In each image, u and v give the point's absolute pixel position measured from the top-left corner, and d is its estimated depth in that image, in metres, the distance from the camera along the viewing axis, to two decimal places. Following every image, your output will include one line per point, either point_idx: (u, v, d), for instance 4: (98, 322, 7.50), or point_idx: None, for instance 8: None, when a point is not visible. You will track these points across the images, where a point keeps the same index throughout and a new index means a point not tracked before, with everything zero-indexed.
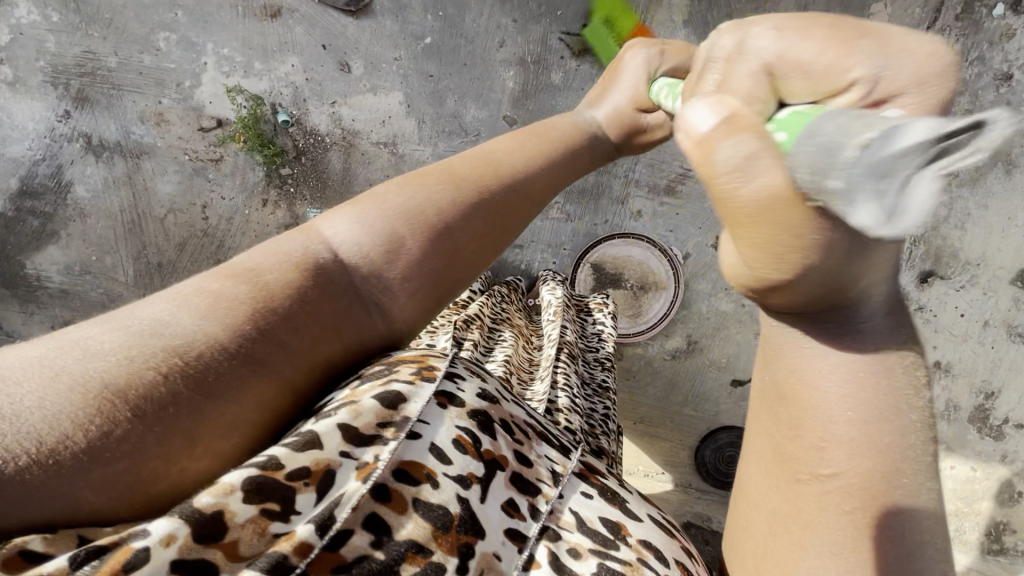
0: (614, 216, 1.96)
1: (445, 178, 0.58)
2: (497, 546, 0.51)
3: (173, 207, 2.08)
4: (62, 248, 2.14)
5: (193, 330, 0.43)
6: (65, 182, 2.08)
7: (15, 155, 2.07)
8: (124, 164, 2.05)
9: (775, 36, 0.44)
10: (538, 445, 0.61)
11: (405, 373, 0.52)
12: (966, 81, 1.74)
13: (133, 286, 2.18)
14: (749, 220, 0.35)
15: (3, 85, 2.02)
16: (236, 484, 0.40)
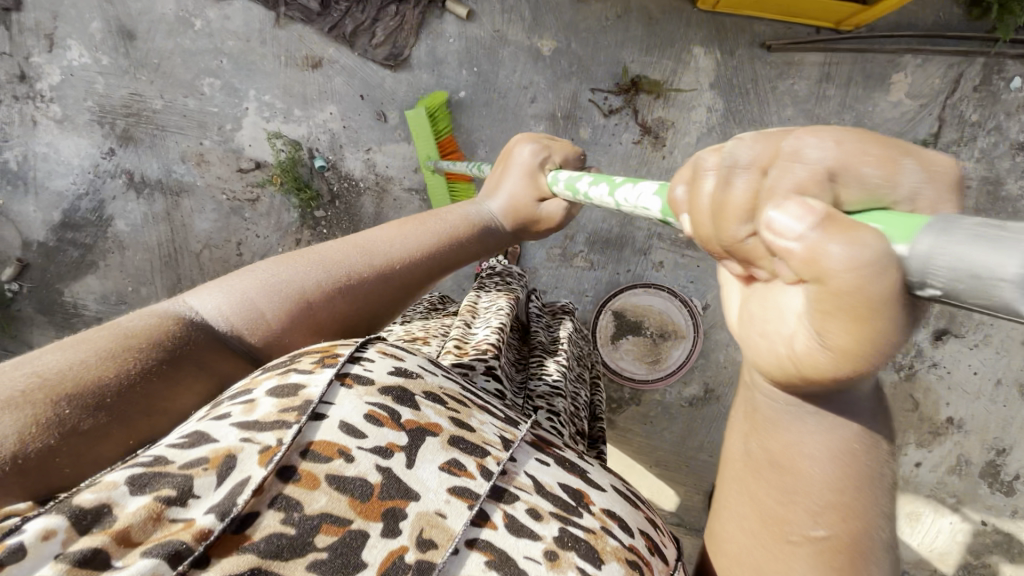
0: (636, 266, 2.01)
1: (320, 263, 0.78)
2: (439, 505, 0.55)
3: (210, 243, 2.15)
4: (99, 278, 2.21)
5: (76, 362, 0.57)
6: (105, 217, 2.15)
7: (59, 189, 2.13)
8: (164, 201, 2.13)
9: (834, 146, 0.38)
10: (479, 415, 0.67)
11: (304, 365, 0.61)
12: (984, 150, 1.80)
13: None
14: (858, 312, 0.35)
15: (51, 122, 2.09)
16: (120, 481, 0.46)
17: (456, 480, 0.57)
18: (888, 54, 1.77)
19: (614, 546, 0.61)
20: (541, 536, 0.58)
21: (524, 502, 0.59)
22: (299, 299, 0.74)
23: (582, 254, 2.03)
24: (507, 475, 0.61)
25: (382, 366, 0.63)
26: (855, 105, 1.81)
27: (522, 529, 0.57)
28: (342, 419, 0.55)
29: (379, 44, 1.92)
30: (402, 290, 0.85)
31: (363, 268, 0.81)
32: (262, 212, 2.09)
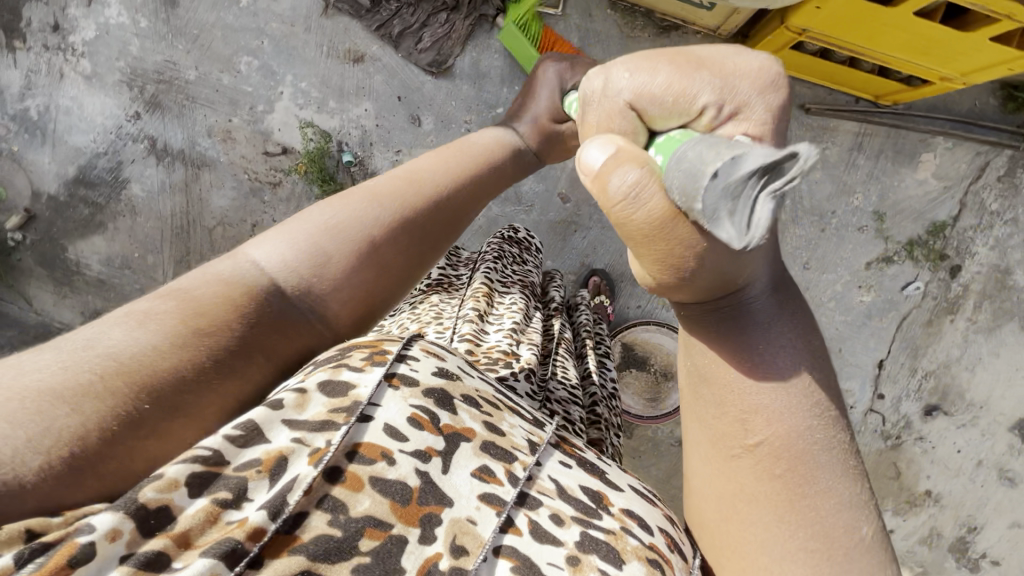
0: (647, 302, 2.05)
1: (370, 197, 0.71)
2: (471, 511, 0.53)
3: (226, 220, 2.12)
4: (106, 240, 2.17)
5: (145, 348, 0.52)
6: (121, 179, 2.11)
7: (78, 144, 2.09)
8: (184, 172, 2.10)
9: (630, 77, 0.58)
10: (509, 417, 0.64)
11: (355, 361, 0.57)
12: (997, 239, 1.86)
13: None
14: (643, 236, 0.46)
15: (79, 77, 2.05)
16: (181, 479, 0.45)
17: (487, 488, 0.55)
18: (921, 133, 1.81)
19: (636, 545, 0.57)
20: (564, 541, 0.54)
21: (547, 507, 0.56)
22: (314, 257, 0.64)
23: None
24: (532, 481, 0.58)
25: (426, 366, 0.60)
26: (882, 177, 1.84)
27: (545, 534, 0.54)
28: (387, 422, 0.53)
29: (424, 49, 1.91)
30: (439, 226, 0.75)
31: (380, 213, 0.70)
32: (283, 199, 2.08)
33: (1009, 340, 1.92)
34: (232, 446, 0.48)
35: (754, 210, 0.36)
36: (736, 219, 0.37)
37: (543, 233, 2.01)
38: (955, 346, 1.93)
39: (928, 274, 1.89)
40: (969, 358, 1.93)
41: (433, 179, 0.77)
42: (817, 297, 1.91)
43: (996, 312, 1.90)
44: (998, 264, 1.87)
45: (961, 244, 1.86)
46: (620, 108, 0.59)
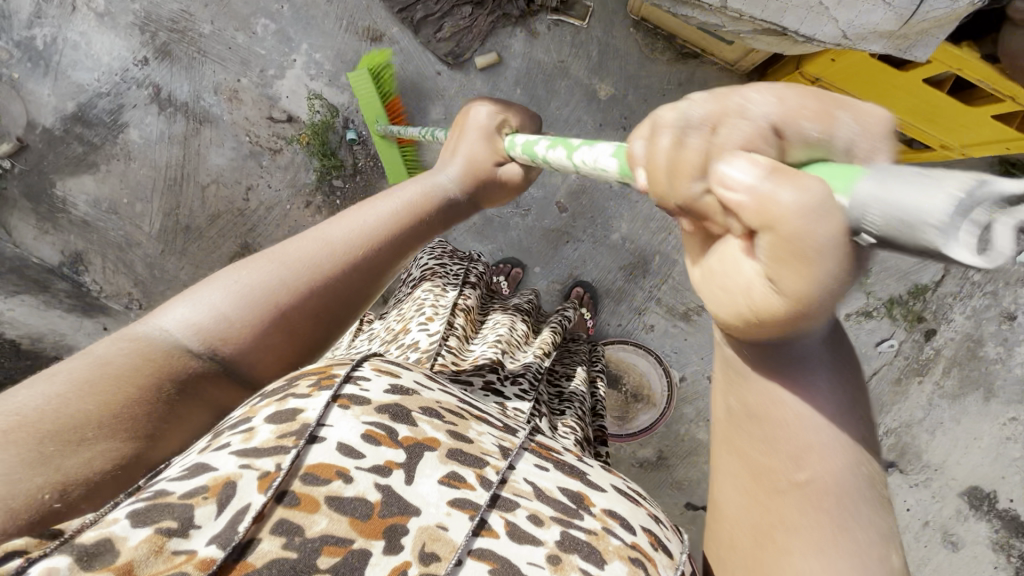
0: (628, 322, 2.04)
1: (277, 264, 0.69)
2: (440, 518, 0.53)
3: (221, 180, 2.10)
4: (96, 182, 2.13)
5: (73, 402, 0.52)
6: (120, 123, 2.08)
7: (81, 81, 2.06)
8: (185, 125, 2.07)
9: (774, 100, 0.43)
10: (478, 425, 0.64)
11: (302, 388, 0.56)
12: (974, 309, 1.89)
13: (154, 239, 2.17)
14: (793, 253, 0.37)
15: (91, 14, 2.02)
16: (120, 517, 0.44)
17: (456, 492, 0.55)
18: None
19: (617, 545, 0.57)
20: (544, 540, 0.55)
21: (524, 509, 0.57)
22: (225, 321, 0.64)
23: None
24: (507, 484, 0.58)
25: (378, 385, 0.59)
26: None
27: (523, 535, 0.55)
28: (339, 440, 0.52)
29: (443, 38, 1.90)
30: (356, 286, 0.74)
31: (288, 280, 0.68)
32: (280, 168, 2.06)
33: (972, 410, 1.95)
34: (178, 480, 0.48)
35: (996, 235, 0.28)
36: (982, 240, 0.28)
37: (535, 239, 2.01)
38: (919, 407, 1.96)
39: (903, 334, 1.92)
40: (931, 421, 1.97)
41: (349, 236, 0.74)
42: None
43: (963, 379, 1.94)
44: (972, 334, 1.90)
45: (939, 309, 1.90)
46: (758, 131, 0.43)
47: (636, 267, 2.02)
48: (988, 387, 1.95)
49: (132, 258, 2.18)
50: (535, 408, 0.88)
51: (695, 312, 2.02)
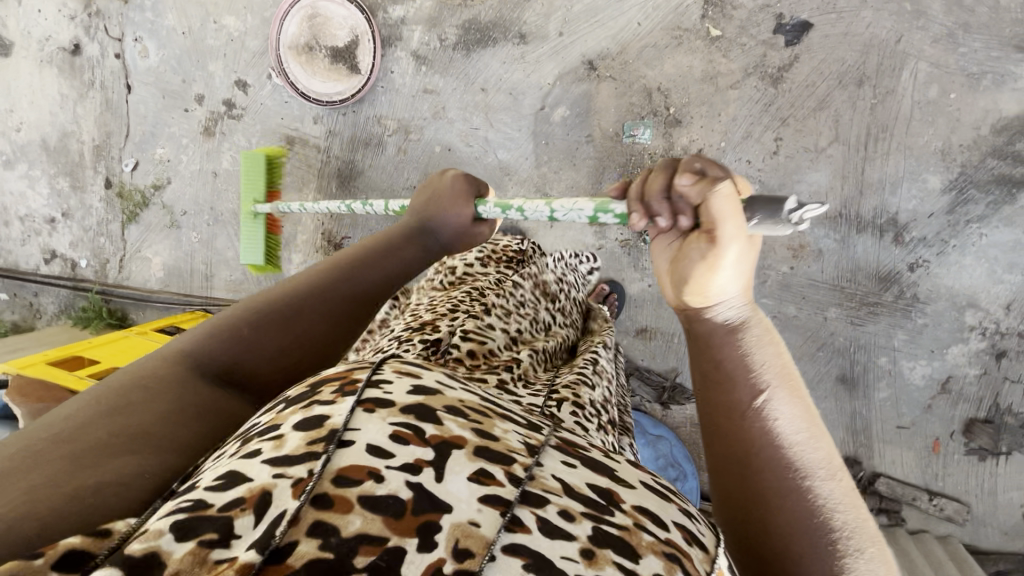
0: (339, 114, 2.03)
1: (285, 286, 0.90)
2: (470, 514, 0.46)
3: (800, 157, 1.80)
4: (966, 111, 1.71)
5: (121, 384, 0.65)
6: (944, 184, 1.76)
7: (993, 220, 1.76)
8: (855, 200, 1.81)
9: None
10: (501, 423, 0.58)
11: (325, 396, 0.53)
12: (87, 209, 2.26)
13: (896, 53, 1.71)
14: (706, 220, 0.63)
15: (971, 294, 1.82)
16: (163, 529, 0.39)
17: (485, 491, 0.48)
18: (177, 296, 2.26)
19: (653, 542, 0.51)
20: (576, 537, 0.48)
21: (557, 506, 0.50)
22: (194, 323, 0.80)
23: (388, 127, 2.01)
24: (537, 481, 0.51)
25: (403, 386, 0.56)
26: (186, 252, 2.24)
27: (558, 533, 0.47)
28: (366, 441, 0.48)
29: None
30: None
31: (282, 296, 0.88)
32: None
33: (45, 122, 2.21)
34: (217, 494, 0.43)
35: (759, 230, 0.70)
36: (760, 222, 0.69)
37: None
38: (82, 113, 2.18)
39: (126, 178, 2.21)
40: (67, 101, 2.18)
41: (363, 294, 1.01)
42: (201, 144, 2.14)
43: (66, 149, 2.22)
44: (79, 189, 2.25)
45: (117, 209, 2.24)
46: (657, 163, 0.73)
47: (345, 179, 2.08)
48: (46, 145, 2.23)
49: (909, 26, 1.69)
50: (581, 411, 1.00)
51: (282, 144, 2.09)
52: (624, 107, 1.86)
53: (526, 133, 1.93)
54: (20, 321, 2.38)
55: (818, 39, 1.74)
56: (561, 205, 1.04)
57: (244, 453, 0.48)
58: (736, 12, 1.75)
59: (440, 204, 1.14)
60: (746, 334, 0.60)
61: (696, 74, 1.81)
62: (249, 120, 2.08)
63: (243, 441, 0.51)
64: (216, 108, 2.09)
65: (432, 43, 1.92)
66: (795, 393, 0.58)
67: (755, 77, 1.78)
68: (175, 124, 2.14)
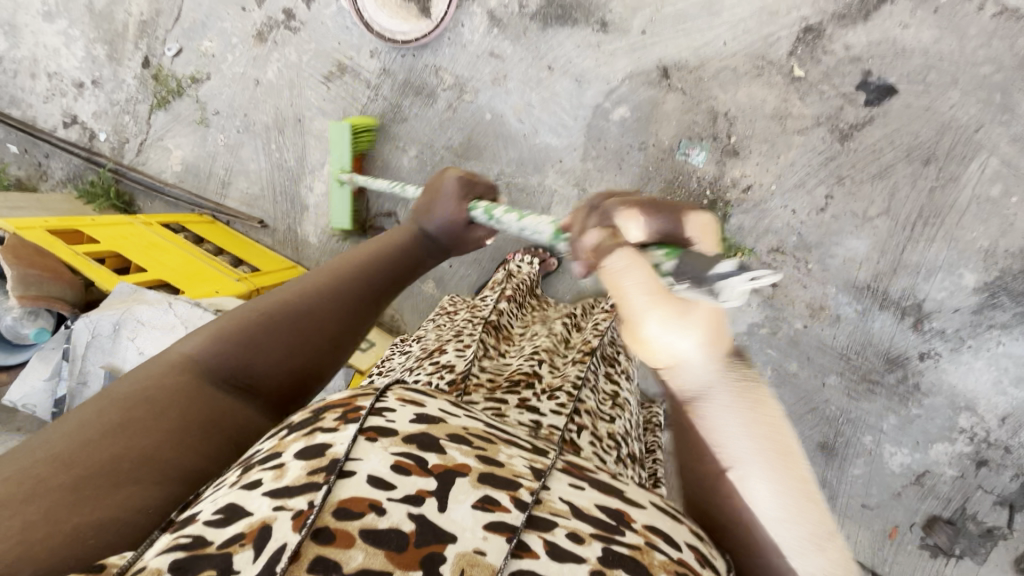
0: (397, 54, 1.96)
1: (291, 285, 0.80)
2: (476, 544, 0.55)
3: (845, 219, 1.77)
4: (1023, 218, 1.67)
5: (87, 414, 0.56)
6: (978, 285, 1.73)
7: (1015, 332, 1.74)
8: (886, 278, 1.78)
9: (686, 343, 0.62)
10: (507, 449, 0.68)
11: (328, 424, 0.60)
12: (118, 84, 2.19)
13: (970, 142, 1.66)
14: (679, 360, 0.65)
15: (972, 398, 1.81)
16: (156, 570, 0.46)
17: (492, 518, 0.58)
18: (189, 194, 2.21)
19: (665, 561, 0.60)
20: (585, 558, 0.57)
21: (563, 528, 0.60)
22: (199, 336, 0.70)
23: (443, 80, 1.94)
24: (544, 504, 0.62)
25: (404, 415, 0.64)
26: (208, 154, 2.18)
27: (562, 555, 0.57)
28: (369, 472, 0.56)
29: None
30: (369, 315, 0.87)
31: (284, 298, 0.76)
32: (766, 225, 1.82)
33: None
34: (214, 528, 0.50)
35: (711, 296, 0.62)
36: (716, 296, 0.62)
37: (485, 153, 1.97)
38: None
39: (165, 62, 2.13)
40: None
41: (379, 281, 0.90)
42: (250, 48, 2.06)
43: (112, 17, 2.13)
44: (115, 61, 2.17)
45: (149, 91, 2.17)
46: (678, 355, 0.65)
47: (388, 121, 2.02)
48: (91, 6, 2.14)
49: (992, 118, 1.64)
50: (598, 445, 1.11)
51: (332, 69, 2.02)
52: (686, 123, 1.81)
53: (580, 125, 1.88)
54: (24, 178, 2.31)
55: (897, 106, 1.69)
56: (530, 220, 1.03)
57: (244, 485, 0.54)
58: (825, 56, 1.69)
59: (432, 200, 1.11)
60: (709, 399, 0.63)
61: (768, 109, 1.76)
62: (304, 36, 2.01)
63: (242, 469, 0.58)
64: (274, 15, 2.01)
65: (511, 7, 1.85)
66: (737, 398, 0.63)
67: (824, 128, 1.73)
68: (229, 20, 2.05)
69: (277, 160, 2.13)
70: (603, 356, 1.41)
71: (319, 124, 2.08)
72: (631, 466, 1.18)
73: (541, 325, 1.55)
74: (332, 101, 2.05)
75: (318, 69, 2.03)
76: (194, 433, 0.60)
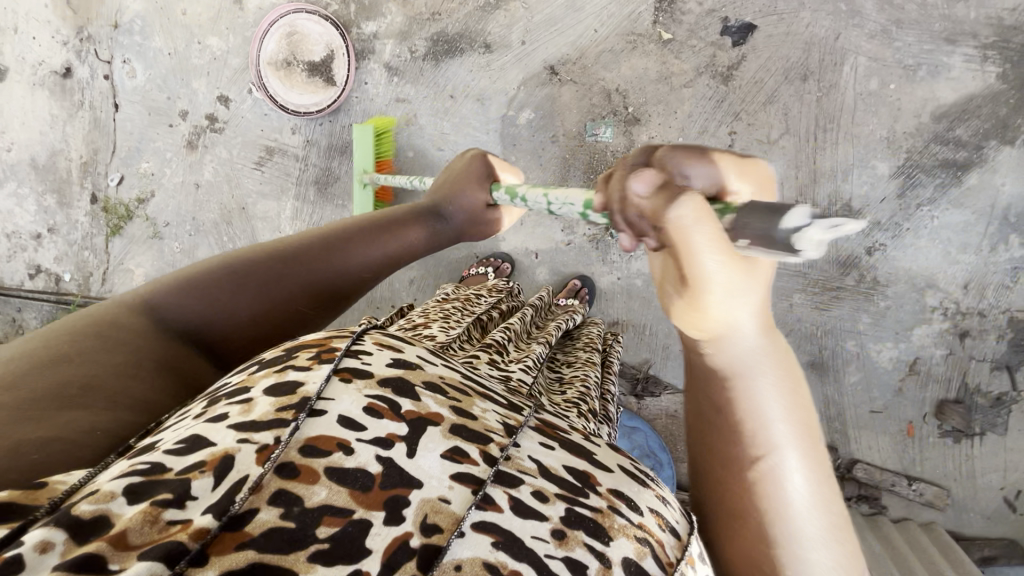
0: (315, 125, 2.13)
1: (284, 248, 0.95)
2: (440, 490, 0.57)
3: (754, 148, 1.89)
4: (906, 100, 1.81)
5: (37, 348, 0.66)
6: (893, 171, 1.84)
7: (943, 204, 1.83)
8: (809, 189, 1.89)
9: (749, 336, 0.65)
10: (481, 404, 0.71)
11: (301, 364, 0.63)
12: (72, 225, 2.33)
13: (835, 50, 1.82)
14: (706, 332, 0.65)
15: (929, 275, 1.87)
16: (112, 489, 0.48)
17: (460, 468, 0.60)
18: None
19: (625, 525, 0.62)
20: (548, 516, 0.60)
21: (529, 486, 0.62)
22: (184, 277, 0.86)
23: None
24: (511, 461, 0.64)
25: (381, 358, 0.67)
26: (167, 264, 2.30)
27: (525, 510, 0.59)
28: (341, 413, 0.59)
29: None
30: (346, 286, 1.01)
31: (263, 259, 0.92)
32: None
33: (33, 142, 2.29)
34: (178, 456, 0.53)
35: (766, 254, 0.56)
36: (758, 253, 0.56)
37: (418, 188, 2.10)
38: (71, 133, 2.27)
39: (111, 192, 2.28)
40: (55, 122, 2.27)
41: (369, 254, 1.05)
42: (184, 159, 2.22)
43: (55, 167, 2.30)
44: (65, 205, 2.32)
45: (101, 223, 2.31)
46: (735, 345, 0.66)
47: (323, 185, 2.16)
48: (34, 163, 2.31)
49: (846, 25, 1.81)
50: (571, 408, 1.13)
51: (263, 155, 2.18)
52: (585, 108, 1.96)
53: (494, 137, 2.03)
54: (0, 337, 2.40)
55: (761, 40, 1.86)
56: (558, 196, 1.02)
57: (210, 417, 0.58)
58: (685, 17, 1.88)
59: (453, 187, 1.25)
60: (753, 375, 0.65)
61: (652, 75, 1.91)
62: (230, 133, 2.18)
63: (212, 404, 0.62)
64: (198, 123, 2.19)
65: (403, 55, 2.04)
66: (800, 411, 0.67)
67: (706, 76, 1.89)
68: (160, 139, 2.23)
69: (232, 251, 2.25)
70: (581, 361, 1.49)
71: (261, 207, 2.22)
72: (592, 422, 1.15)
73: (524, 311, 1.63)
74: (269, 183, 2.19)
75: (249, 159, 2.18)
76: (141, 368, 0.70)
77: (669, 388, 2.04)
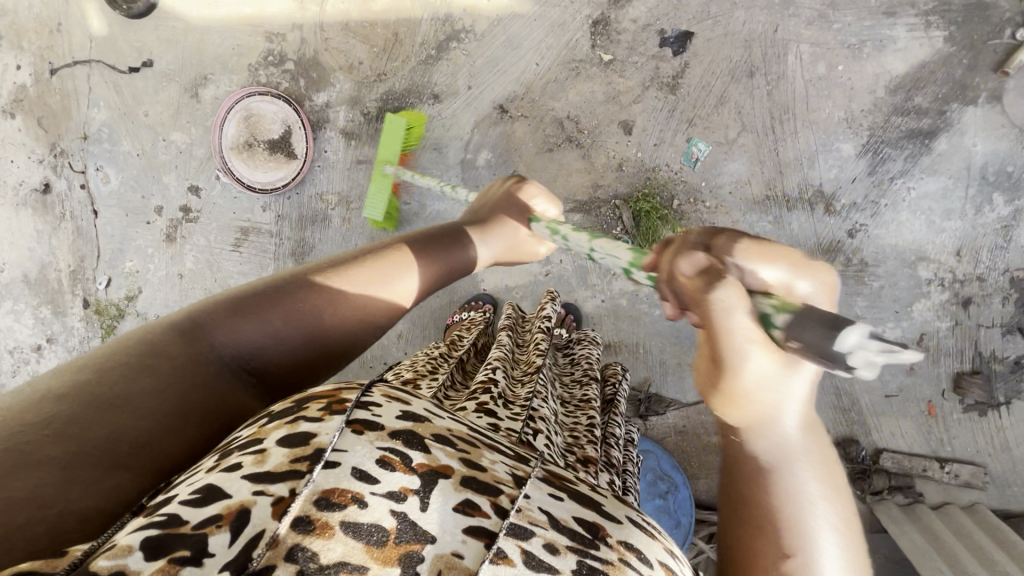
0: (283, 199, 2.16)
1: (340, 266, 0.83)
2: (454, 546, 0.53)
3: (715, 151, 1.88)
4: (858, 79, 1.79)
5: (66, 391, 0.59)
6: (861, 149, 1.80)
7: (920, 172, 1.78)
8: (780, 181, 1.85)
9: None
10: (488, 454, 0.66)
11: (313, 414, 0.58)
12: (68, 332, 2.38)
13: (777, 42, 1.82)
14: None
15: (919, 247, 1.81)
16: (133, 544, 0.46)
17: (471, 521, 0.56)
18: None
19: None
20: (558, 570, 0.55)
21: (539, 538, 0.57)
22: (225, 299, 0.76)
23: (330, 200, 2.14)
24: (522, 513, 0.58)
25: (391, 411, 0.61)
26: None
27: (539, 564, 0.55)
28: (355, 465, 0.53)
29: None
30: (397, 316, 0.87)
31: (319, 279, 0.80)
32: (654, 185, 1.91)
33: (24, 257, 2.36)
34: (192, 506, 0.50)
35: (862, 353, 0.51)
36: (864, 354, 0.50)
37: None
38: (58, 244, 2.34)
39: (100, 295, 2.34)
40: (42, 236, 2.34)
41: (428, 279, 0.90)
42: (165, 251, 2.28)
43: (47, 279, 2.37)
44: (59, 313, 2.38)
45: (96, 326, 2.36)
46: None
47: (301, 256, 2.19)
48: (26, 279, 2.38)
49: (782, 16, 1.81)
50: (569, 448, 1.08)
51: (239, 235, 2.22)
52: (540, 139, 1.97)
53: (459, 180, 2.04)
54: None
55: (700, 46, 1.86)
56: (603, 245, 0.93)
57: (223, 467, 0.54)
58: (621, 37, 1.89)
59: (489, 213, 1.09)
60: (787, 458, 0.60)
61: (600, 97, 1.92)
62: (205, 221, 2.23)
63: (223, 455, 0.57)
64: (174, 216, 2.25)
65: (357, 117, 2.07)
66: (837, 493, 0.61)
67: (653, 89, 1.89)
68: (141, 237, 2.29)
69: None
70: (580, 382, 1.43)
71: None
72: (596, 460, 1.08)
73: (511, 341, 1.58)
74: (249, 260, 2.22)
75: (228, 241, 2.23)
76: (178, 424, 0.64)
77: (675, 404, 1.98)
